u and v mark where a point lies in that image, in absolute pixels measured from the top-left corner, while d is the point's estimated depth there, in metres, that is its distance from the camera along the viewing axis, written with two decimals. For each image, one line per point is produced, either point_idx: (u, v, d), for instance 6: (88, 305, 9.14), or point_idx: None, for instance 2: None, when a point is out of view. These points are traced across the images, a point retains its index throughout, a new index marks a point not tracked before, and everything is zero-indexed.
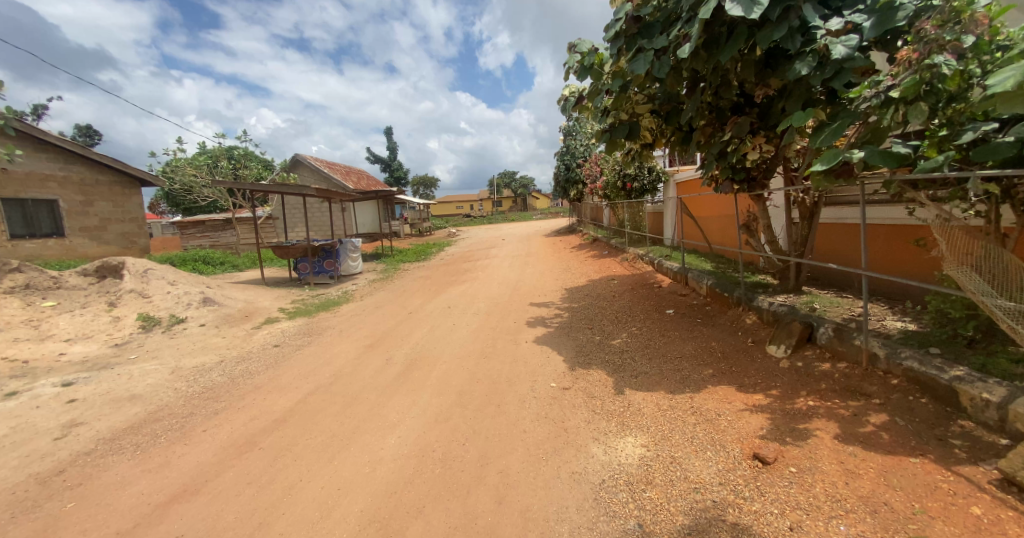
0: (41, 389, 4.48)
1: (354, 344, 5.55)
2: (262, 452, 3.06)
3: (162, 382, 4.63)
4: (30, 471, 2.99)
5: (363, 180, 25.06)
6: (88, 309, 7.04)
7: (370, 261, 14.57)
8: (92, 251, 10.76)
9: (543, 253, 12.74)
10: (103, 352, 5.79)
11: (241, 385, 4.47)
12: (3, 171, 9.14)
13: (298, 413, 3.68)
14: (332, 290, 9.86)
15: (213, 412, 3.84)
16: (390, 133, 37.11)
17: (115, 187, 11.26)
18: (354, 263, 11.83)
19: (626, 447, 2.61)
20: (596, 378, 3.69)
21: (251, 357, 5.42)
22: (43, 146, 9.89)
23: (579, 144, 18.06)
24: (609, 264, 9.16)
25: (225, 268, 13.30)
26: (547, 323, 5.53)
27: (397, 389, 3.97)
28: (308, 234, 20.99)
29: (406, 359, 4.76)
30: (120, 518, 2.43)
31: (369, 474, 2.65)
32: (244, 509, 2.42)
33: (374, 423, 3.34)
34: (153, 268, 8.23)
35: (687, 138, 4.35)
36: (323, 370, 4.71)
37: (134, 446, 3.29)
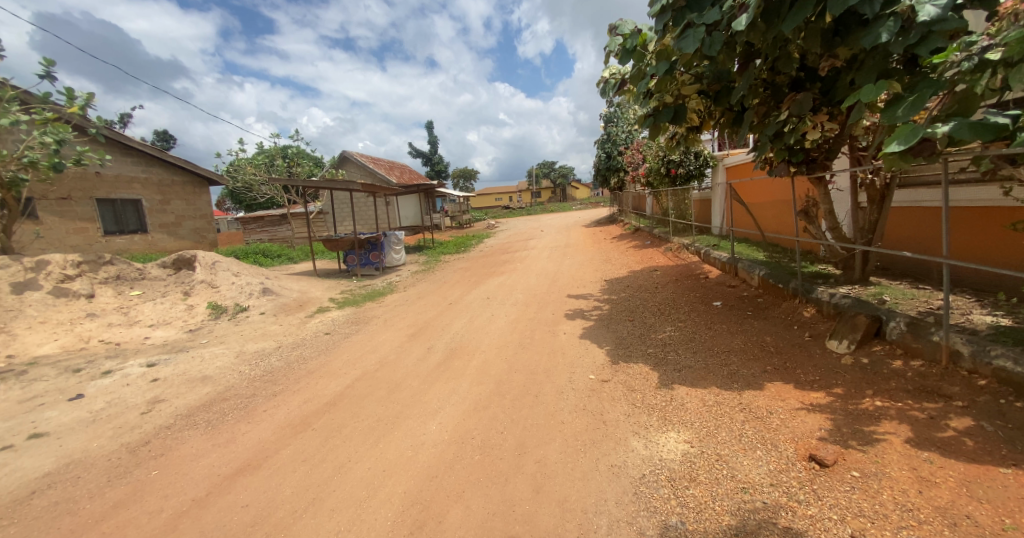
0: (130, 369, 5.01)
1: (397, 334, 5.75)
2: (315, 432, 3.25)
3: (227, 366, 5.01)
4: (123, 441, 3.36)
5: (404, 174, 25.68)
6: (167, 298, 7.74)
7: (412, 253, 15.02)
8: (170, 246, 11.87)
9: (582, 244, 12.60)
10: (180, 336, 6.37)
11: (297, 369, 4.77)
12: (95, 174, 10.18)
13: (346, 397, 3.86)
14: (378, 281, 10.24)
15: (273, 393, 4.12)
16: (430, 128, 37.83)
17: (187, 187, 12.30)
18: (398, 255, 12.24)
19: (668, 442, 2.52)
20: (637, 371, 3.60)
21: (305, 343, 5.76)
22: (127, 150, 10.92)
23: (620, 131, 17.57)
24: (652, 255, 8.86)
25: (282, 261, 14.23)
26: (586, 315, 5.44)
27: (438, 377, 4.07)
28: (355, 228, 21.92)
29: (446, 348, 4.88)
30: (195, 486, 2.67)
31: (411, 458, 2.74)
32: (299, 485, 2.59)
33: (415, 409, 3.44)
34: (220, 260, 8.89)
35: (738, 119, 4.10)
36: (369, 357, 4.91)
37: (206, 422, 3.61)
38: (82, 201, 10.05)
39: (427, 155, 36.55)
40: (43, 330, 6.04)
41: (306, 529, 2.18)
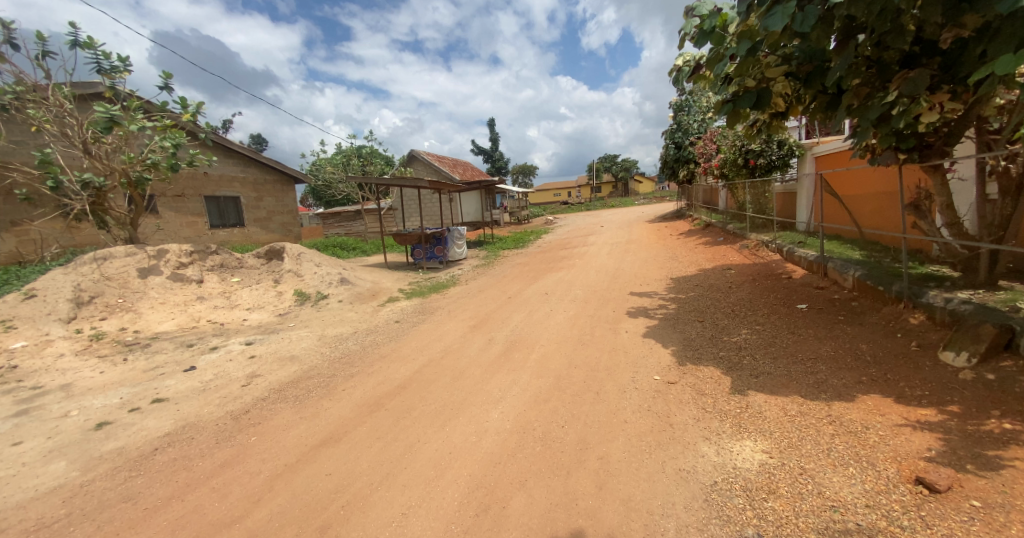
0: (232, 346, 5.70)
1: (460, 325, 5.95)
2: (387, 412, 3.49)
3: (310, 347, 5.51)
4: (226, 409, 3.83)
5: (466, 171, 26.33)
6: (261, 284, 8.68)
7: (473, 248, 15.42)
8: (262, 238, 13.28)
9: (647, 240, 12.14)
10: (271, 319, 7.12)
11: (370, 353, 5.13)
12: (204, 175, 11.63)
13: (413, 382, 4.09)
14: (441, 275, 10.66)
15: (350, 374, 4.48)
16: (492, 125, 38.35)
17: (276, 186, 13.59)
18: (460, 249, 12.63)
19: (743, 451, 2.37)
20: (707, 374, 3.41)
21: (376, 330, 6.18)
22: (230, 153, 12.34)
23: (692, 120, 16.58)
24: (725, 253, 8.30)
25: (357, 253, 15.30)
26: (650, 313, 5.25)
27: (500, 368, 4.16)
28: (421, 223, 22.94)
29: (506, 341, 4.97)
30: (287, 453, 2.99)
31: (475, 444, 2.84)
32: (374, 459, 2.79)
33: (478, 397, 3.55)
34: (305, 251, 9.76)
35: (833, 102, 3.71)
36: (434, 345, 5.15)
37: (294, 397, 4.01)
38: (192, 199, 11.46)
39: (488, 152, 37.11)
40: (163, 310, 7.05)
41: (381, 500, 2.35)
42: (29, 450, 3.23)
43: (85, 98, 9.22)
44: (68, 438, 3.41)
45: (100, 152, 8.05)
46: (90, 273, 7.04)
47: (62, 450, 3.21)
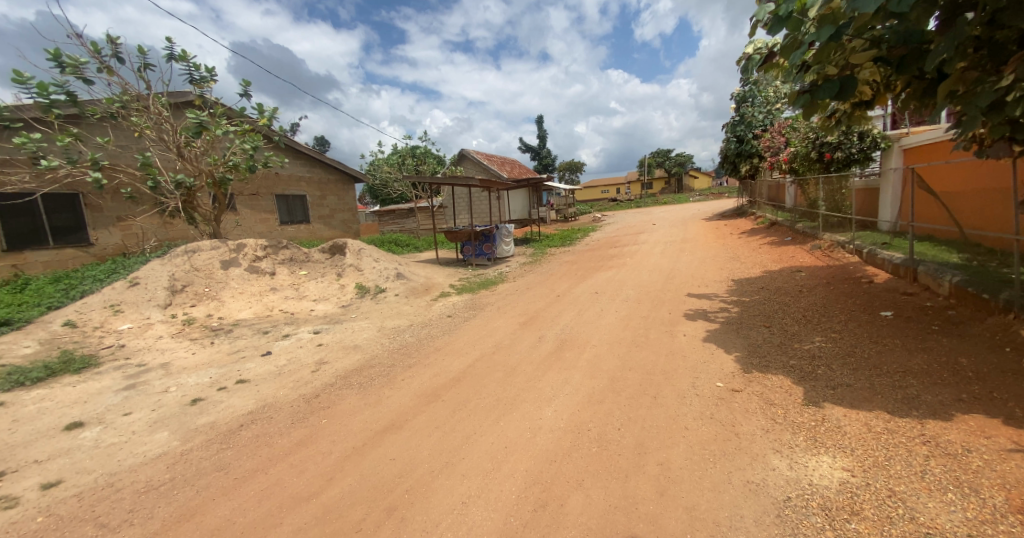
0: (302, 334, 6.16)
1: (510, 321, 6.01)
2: (444, 403, 3.62)
3: (371, 338, 5.83)
4: (298, 392, 4.15)
5: (514, 169, 26.48)
6: (326, 277, 9.27)
7: (521, 245, 15.51)
8: (325, 234, 14.19)
9: (704, 239, 11.61)
10: (335, 310, 7.61)
11: (426, 346, 5.34)
12: (276, 175, 12.58)
13: (468, 375, 4.21)
14: (490, 271, 10.83)
15: (408, 365, 4.69)
16: (540, 122, 38.21)
17: (338, 185, 14.50)
18: (508, 247, 12.75)
19: (819, 467, 2.22)
20: (776, 383, 3.21)
21: (431, 323, 6.41)
22: (298, 154, 13.25)
23: (757, 111, 15.57)
24: (793, 254, 7.74)
25: (410, 249, 15.90)
26: (709, 316, 5.03)
27: (552, 366, 4.17)
28: (470, 220, 23.40)
29: (557, 339, 4.96)
30: (354, 436, 3.19)
31: (530, 440, 2.87)
32: (434, 448, 2.91)
33: (531, 394, 3.59)
34: (364, 247, 10.28)
35: (931, 88, 3.35)
36: (486, 341, 5.25)
37: (358, 384, 4.27)
38: (265, 197, 12.42)
39: (536, 149, 37.01)
40: (242, 299, 7.75)
41: (442, 488, 2.45)
42: (138, 420, 3.69)
43: (177, 105, 10.26)
44: (169, 411, 3.86)
45: (191, 155, 8.95)
46: (182, 264, 7.87)
47: (164, 422, 3.64)
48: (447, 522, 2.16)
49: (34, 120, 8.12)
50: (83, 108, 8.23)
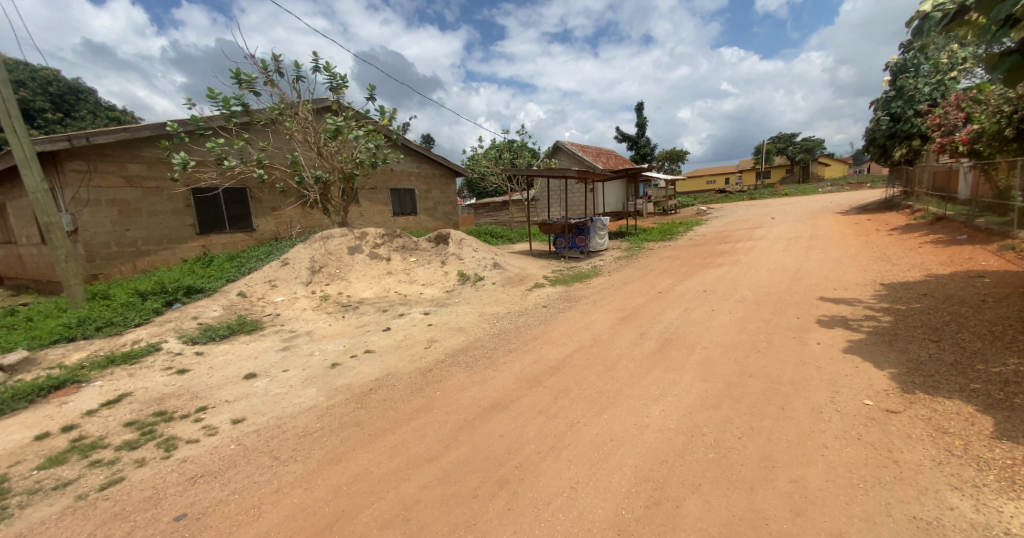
0: (414, 314, 6.76)
1: (608, 316, 5.87)
2: (545, 390, 3.70)
3: (474, 322, 6.17)
4: (414, 366, 4.58)
5: (611, 160, 25.60)
6: (432, 264, 10.00)
7: (616, 239, 15.00)
8: (429, 225, 15.36)
9: (837, 236, 10.04)
10: (441, 295, 8.19)
11: (524, 333, 5.49)
12: (391, 171, 13.87)
13: (568, 365, 4.23)
14: (584, 265, 10.69)
15: (508, 350, 4.88)
16: (639, 109, 36.21)
17: (441, 179, 15.65)
18: (602, 240, 12.45)
19: (1020, 514, 1.81)
20: (950, 409, 2.68)
21: (527, 312, 6.57)
22: (409, 151, 14.44)
23: (923, 83, 12.90)
24: (969, 256, 6.29)
25: (505, 241, 16.40)
26: (850, 324, 4.36)
27: (658, 364, 3.99)
28: (564, 213, 23.28)
29: (661, 337, 4.73)
30: (465, 410, 3.43)
31: (637, 436, 2.80)
32: (539, 431, 3.00)
33: (636, 391, 3.49)
34: (465, 237, 10.77)
35: None
36: (583, 333, 5.21)
37: (465, 363, 4.57)
38: (382, 191, 13.76)
39: (634, 139, 35.24)
40: (365, 281, 8.75)
41: (549, 470, 2.51)
42: (293, 376, 4.42)
43: (317, 111, 11.85)
44: (315, 370, 4.56)
45: (328, 153, 10.29)
46: (319, 248, 9.13)
47: (313, 379, 4.31)
48: (557, 504, 2.22)
49: (219, 128, 10.04)
50: (253, 116, 9.95)
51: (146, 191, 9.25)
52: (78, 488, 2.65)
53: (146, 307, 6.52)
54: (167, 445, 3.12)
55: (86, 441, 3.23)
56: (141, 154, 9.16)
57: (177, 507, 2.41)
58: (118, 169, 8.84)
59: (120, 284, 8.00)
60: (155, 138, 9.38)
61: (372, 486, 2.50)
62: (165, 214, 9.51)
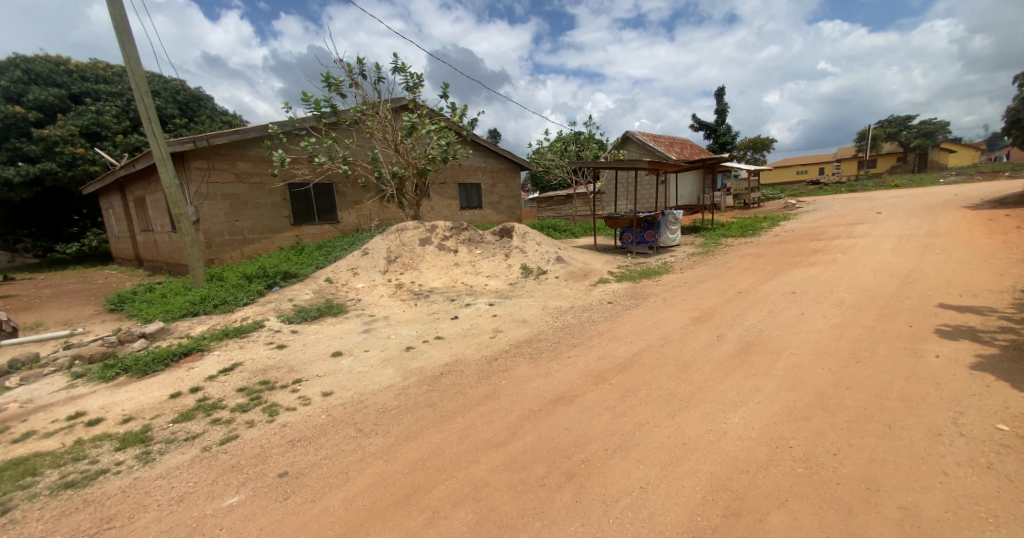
0: (480, 305, 6.95)
1: (680, 315, 5.60)
2: (612, 387, 3.63)
3: (537, 315, 6.21)
4: (481, 354, 4.73)
5: (685, 150, 24.14)
6: (496, 257, 10.17)
7: (688, 234, 14.18)
8: (493, 218, 15.68)
9: (962, 234, 8.61)
10: (505, 287, 8.33)
11: (589, 328, 5.42)
12: (460, 165, 14.29)
13: (636, 364, 4.11)
14: (653, 261, 10.24)
15: (573, 344, 4.84)
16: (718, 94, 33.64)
17: (506, 172, 15.88)
18: (674, 236, 11.82)
19: None
20: None
21: (592, 307, 6.46)
22: (477, 146, 14.79)
23: None
24: None
25: (568, 235, 16.22)
26: (978, 337, 3.74)
27: (737, 369, 3.73)
28: (632, 206, 22.45)
29: (740, 340, 4.41)
30: (531, 401, 3.47)
31: (714, 443, 2.65)
32: (607, 428, 2.95)
33: (712, 395, 3.29)
34: (529, 231, 10.73)
35: None
36: (653, 332, 5.02)
37: (530, 354, 4.62)
38: (451, 185, 14.25)
39: (712, 127, 32.87)
40: (434, 272, 9.14)
41: (617, 468, 2.47)
42: (373, 356, 4.78)
43: (395, 110, 12.56)
44: (392, 352, 4.89)
45: (404, 149, 10.87)
46: (394, 239, 9.70)
47: (390, 361, 4.63)
48: (627, 502, 2.18)
49: (311, 128, 11.02)
50: (339, 117, 10.79)
51: (252, 186, 10.45)
52: (204, 441, 3.11)
53: (251, 289, 7.41)
54: (271, 411, 3.54)
55: (208, 401, 3.77)
56: (248, 153, 10.35)
57: (279, 465, 2.73)
58: (231, 167, 10.07)
59: (231, 268, 9.16)
60: (259, 139, 10.54)
61: (444, 464, 2.63)
62: (266, 207, 10.69)
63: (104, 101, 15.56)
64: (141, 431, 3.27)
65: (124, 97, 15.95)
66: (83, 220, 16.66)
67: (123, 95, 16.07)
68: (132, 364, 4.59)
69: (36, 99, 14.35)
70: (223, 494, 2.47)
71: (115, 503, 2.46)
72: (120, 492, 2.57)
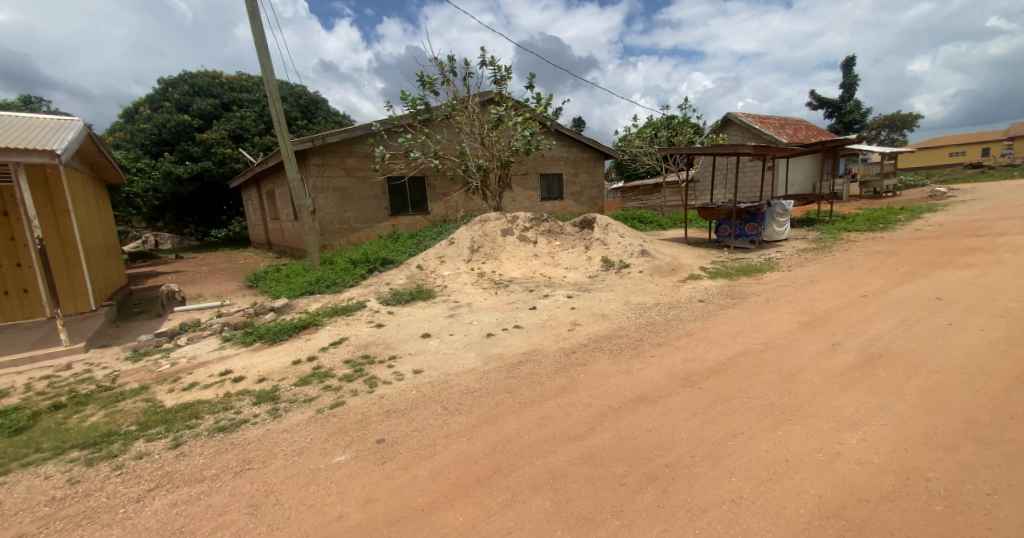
0: (558, 296, 6.95)
1: (784, 318, 5.02)
2: (702, 391, 3.40)
3: (618, 309, 6.02)
4: (559, 345, 4.74)
5: (800, 131, 21.29)
6: (576, 249, 10.02)
7: (799, 228, 12.56)
8: (575, 209, 15.48)
9: None
10: (584, 280, 8.20)
11: (676, 327, 5.12)
12: (543, 155, 14.29)
13: (730, 368, 3.79)
14: (753, 256, 9.28)
15: (658, 343, 4.62)
16: (846, 65, 28.97)
17: (590, 162, 15.52)
18: (780, 229, 10.59)
19: None
20: None
21: (680, 305, 6.08)
22: (562, 135, 14.64)
23: None
24: None
25: (655, 227, 15.37)
26: None
27: (856, 383, 3.25)
28: (730, 196, 20.51)
29: (862, 351, 3.83)
30: (612, 398, 3.40)
31: (824, 464, 2.35)
32: (695, 434, 2.78)
33: (823, 410, 2.92)
34: (612, 222, 10.38)
35: None
36: (751, 335, 4.57)
37: (611, 350, 4.51)
38: (534, 176, 14.30)
39: (837, 104, 28.47)
40: (514, 263, 9.33)
41: (706, 477, 2.32)
42: (457, 340, 5.06)
43: (483, 103, 12.91)
44: (474, 338, 5.12)
45: (490, 141, 11.15)
46: (478, 229, 10.05)
47: (472, 345, 4.85)
48: (716, 514, 2.04)
49: (407, 125, 11.81)
50: (432, 113, 11.40)
51: (357, 179, 11.55)
52: (318, 404, 3.58)
53: (356, 273, 8.26)
54: (371, 382, 3.94)
55: (322, 369, 4.33)
56: (355, 150, 11.44)
57: (377, 432, 3.04)
58: (340, 162, 11.23)
59: (339, 253, 10.28)
60: (364, 137, 11.58)
61: (523, 450, 2.70)
62: (368, 198, 11.75)
63: (245, 108, 18.34)
64: (272, 391, 3.87)
65: (261, 103, 18.65)
66: (230, 210, 19.90)
67: (260, 102, 18.80)
68: (264, 333, 5.42)
69: (198, 109, 17.34)
70: (332, 452, 2.82)
71: (253, 448, 2.95)
72: (257, 439, 3.06)
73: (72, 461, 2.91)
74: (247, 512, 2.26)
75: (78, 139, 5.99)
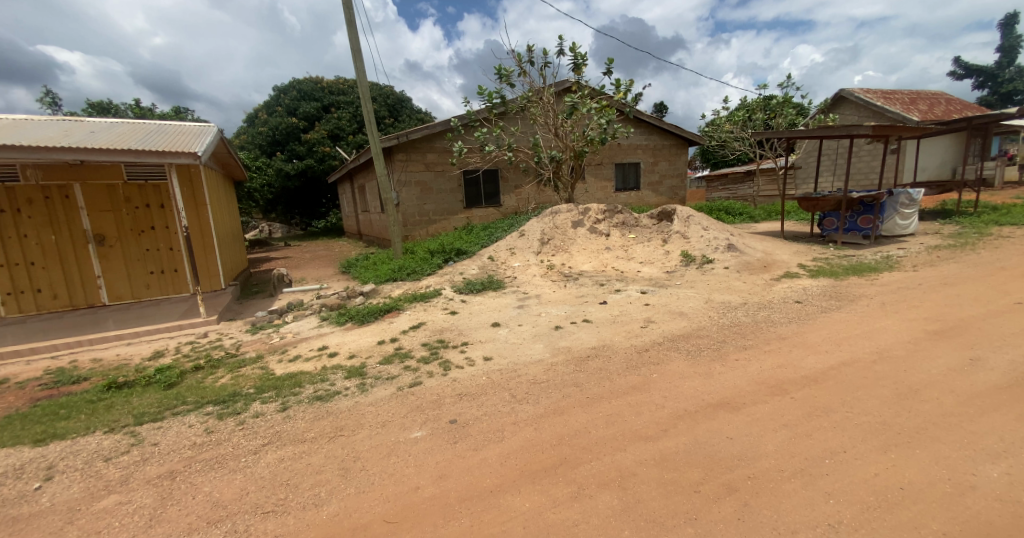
0: (631, 291, 6.70)
1: (903, 325, 4.33)
2: (794, 402, 3.07)
3: (698, 308, 5.64)
4: (631, 342, 4.58)
5: (936, 106, 17.98)
6: (652, 242, 9.54)
7: (928, 221, 10.68)
8: (653, 200, 14.72)
9: None
10: (660, 275, 7.79)
11: (765, 330, 4.67)
12: (620, 144, 13.77)
13: (829, 379, 3.38)
14: (865, 254, 8.09)
15: (743, 346, 4.26)
16: (1007, 22, 23.71)
17: (672, 150, 14.62)
18: (902, 222, 9.15)
19: None
20: None
21: (771, 306, 5.53)
22: (642, 122, 13.95)
23: None
24: None
25: (744, 219, 14.06)
26: None
27: (1000, 408, 2.71)
28: (839, 184, 18.04)
29: (1010, 370, 3.18)
30: (688, 400, 3.22)
31: (951, 497, 2.01)
32: (785, 447, 2.53)
33: (952, 436, 2.48)
34: (693, 214, 9.70)
35: None
36: (859, 343, 4.01)
37: (687, 350, 4.25)
38: (609, 165, 13.83)
39: (991, 71, 23.46)
40: (585, 256, 9.16)
41: (796, 495, 2.11)
42: (526, 331, 5.12)
43: (559, 93, 12.75)
44: (542, 329, 5.15)
45: (565, 131, 11.00)
46: (549, 221, 10.01)
47: (541, 337, 4.89)
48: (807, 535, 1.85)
49: (484, 118, 12.08)
50: (508, 105, 11.53)
51: (437, 173, 12.12)
52: (399, 382, 3.87)
53: (433, 262, 8.71)
54: (445, 365, 4.17)
55: (402, 350, 4.68)
56: (435, 145, 11.99)
57: (450, 413, 3.21)
58: (422, 157, 11.86)
59: (419, 244, 10.89)
60: (443, 132, 12.08)
61: (590, 445, 2.68)
62: (446, 191, 12.28)
63: (341, 109, 20.12)
64: (360, 367, 4.27)
65: (355, 105, 20.33)
66: (328, 203, 22.07)
67: (354, 103, 20.50)
68: (354, 315, 5.96)
69: (304, 112, 19.39)
70: (411, 428, 3.04)
71: (344, 417, 3.29)
72: (347, 410, 3.41)
73: (208, 414, 3.49)
74: (338, 474, 2.53)
75: (213, 143, 7.01)
